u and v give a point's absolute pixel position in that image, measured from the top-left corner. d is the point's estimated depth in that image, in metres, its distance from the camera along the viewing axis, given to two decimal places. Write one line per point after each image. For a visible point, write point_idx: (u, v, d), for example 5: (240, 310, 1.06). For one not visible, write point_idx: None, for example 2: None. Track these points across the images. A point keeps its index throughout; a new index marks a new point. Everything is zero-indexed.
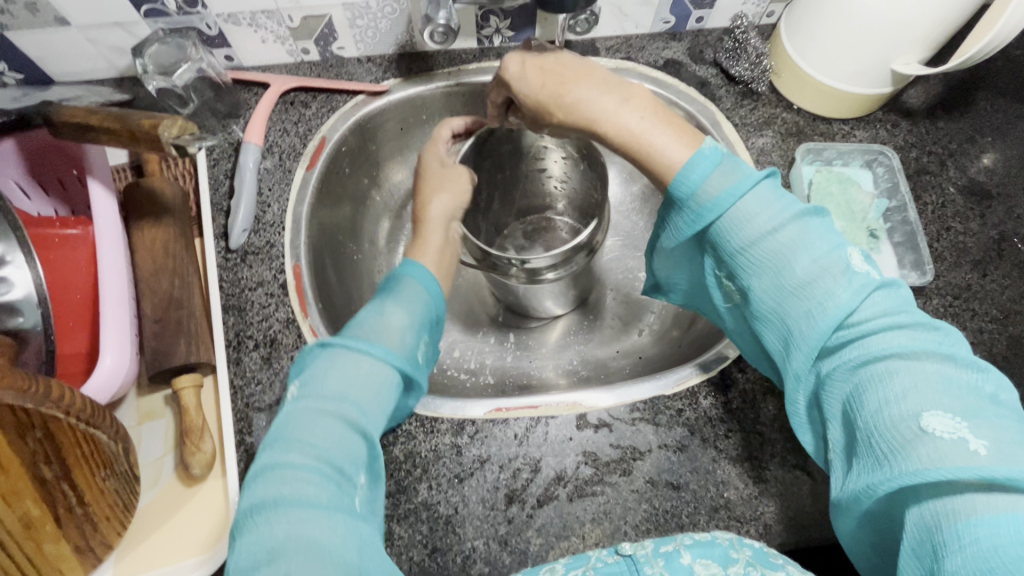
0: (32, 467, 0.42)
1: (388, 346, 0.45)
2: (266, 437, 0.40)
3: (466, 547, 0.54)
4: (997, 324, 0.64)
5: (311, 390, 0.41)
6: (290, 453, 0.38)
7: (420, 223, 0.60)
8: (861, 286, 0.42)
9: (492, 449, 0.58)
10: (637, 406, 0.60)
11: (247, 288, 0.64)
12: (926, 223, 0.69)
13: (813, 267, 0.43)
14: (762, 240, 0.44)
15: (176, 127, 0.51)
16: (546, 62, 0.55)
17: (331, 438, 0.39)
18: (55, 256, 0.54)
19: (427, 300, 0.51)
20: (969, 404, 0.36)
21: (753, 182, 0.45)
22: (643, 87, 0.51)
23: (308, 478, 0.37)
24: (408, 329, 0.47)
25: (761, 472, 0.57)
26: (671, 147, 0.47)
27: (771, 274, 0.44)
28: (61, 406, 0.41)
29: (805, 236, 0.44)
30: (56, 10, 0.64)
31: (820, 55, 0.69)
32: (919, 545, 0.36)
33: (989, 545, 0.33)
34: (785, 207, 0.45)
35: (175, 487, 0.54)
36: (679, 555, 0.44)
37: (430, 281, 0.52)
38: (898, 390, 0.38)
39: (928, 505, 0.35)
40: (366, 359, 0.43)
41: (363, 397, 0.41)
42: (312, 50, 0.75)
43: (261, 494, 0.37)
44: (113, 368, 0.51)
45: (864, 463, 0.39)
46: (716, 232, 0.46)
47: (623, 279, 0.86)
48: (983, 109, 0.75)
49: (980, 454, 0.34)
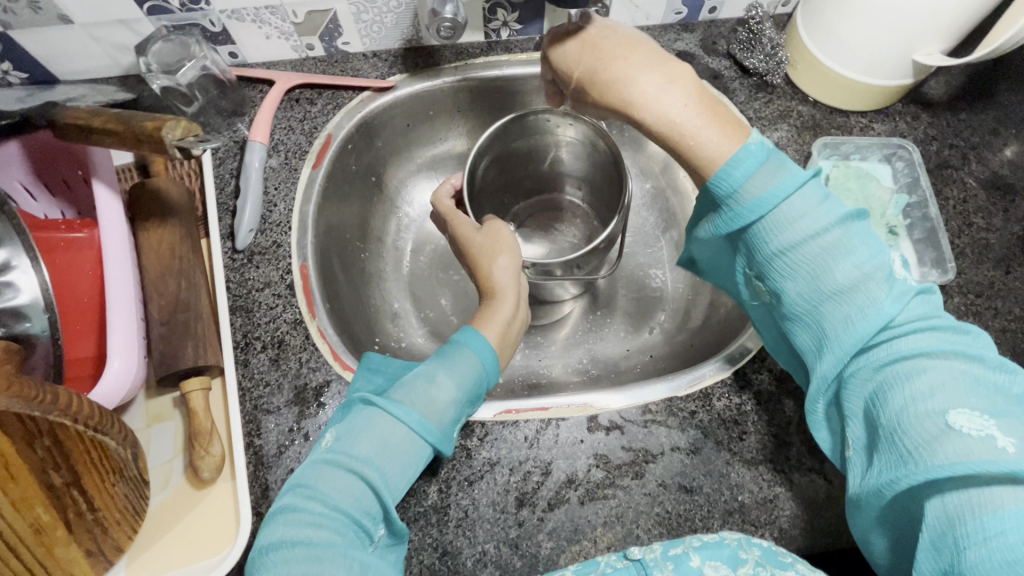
0: (41, 472, 0.41)
1: (425, 417, 0.44)
2: (294, 479, 0.43)
3: (476, 550, 0.54)
4: (1020, 323, 0.62)
5: (344, 445, 0.43)
6: (310, 501, 0.40)
7: (489, 295, 0.57)
8: (901, 293, 0.41)
9: (501, 451, 0.57)
10: (649, 408, 0.59)
11: (254, 289, 0.63)
12: (947, 219, 0.67)
13: (854, 273, 0.42)
14: (801, 243, 0.43)
15: (179, 129, 0.50)
16: (592, 37, 0.51)
17: (349, 493, 0.41)
18: (60, 258, 0.53)
19: (481, 371, 0.48)
20: (996, 403, 0.36)
21: (799, 184, 0.44)
22: (690, 69, 0.48)
23: (323, 527, 0.39)
24: (452, 405, 0.46)
25: (777, 475, 0.56)
26: (713, 142, 0.45)
27: (808, 279, 0.43)
28: (69, 414, 0.41)
29: (845, 239, 0.43)
30: (59, 9, 0.63)
31: (838, 47, 0.67)
32: (939, 538, 0.35)
33: (1015, 539, 0.32)
34: (830, 211, 0.43)
35: (184, 490, 0.54)
36: (688, 558, 0.44)
37: (488, 355, 0.49)
38: (925, 389, 0.37)
39: (951, 498, 0.35)
40: (400, 427, 0.43)
41: (389, 462, 0.42)
42: (317, 46, 0.74)
43: (278, 534, 0.39)
44: (120, 371, 0.51)
45: (886, 458, 0.38)
46: (754, 233, 0.45)
47: (633, 276, 0.84)
48: (1006, 100, 0.72)
49: (1008, 451, 0.34)
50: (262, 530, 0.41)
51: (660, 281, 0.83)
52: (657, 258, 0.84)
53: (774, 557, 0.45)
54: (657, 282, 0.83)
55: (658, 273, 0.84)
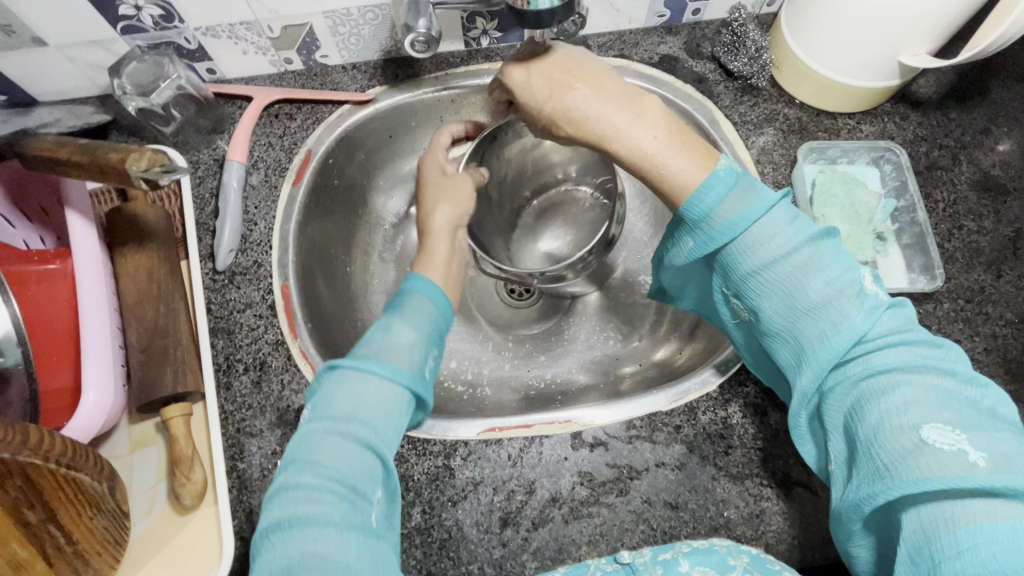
0: (14, 512, 0.41)
1: (395, 363, 0.44)
2: (283, 458, 0.41)
3: (461, 571, 0.53)
4: (1011, 329, 0.61)
5: (322, 411, 0.42)
6: (301, 475, 0.39)
7: (425, 233, 0.60)
8: (872, 307, 0.41)
9: (485, 471, 0.57)
10: (634, 423, 0.58)
11: (236, 311, 0.63)
12: (937, 223, 0.66)
13: (827, 289, 0.42)
14: (773, 264, 0.43)
15: (144, 160, 0.49)
16: (555, 69, 0.52)
17: (341, 457, 0.40)
18: (32, 292, 0.52)
19: (437, 314, 0.49)
20: (968, 417, 0.36)
21: (768, 206, 0.44)
22: (657, 101, 0.49)
23: (319, 498, 0.38)
24: (417, 346, 0.46)
25: (763, 489, 0.55)
26: (683, 170, 0.46)
27: (782, 297, 0.43)
28: (40, 454, 0.41)
29: (817, 258, 0.43)
30: (32, 32, 0.63)
31: (822, 48, 0.65)
32: (915, 552, 0.35)
33: (987, 553, 0.33)
34: (799, 231, 0.44)
35: (168, 516, 0.54)
36: (677, 563, 0.44)
37: (439, 297, 0.50)
38: (898, 404, 0.38)
39: (926, 512, 0.35)
40: (373, 379, 0.43)
41: (371, 418, 0.41)
42: (295, 60, 0.73)
43: (276, 514, 0.38)
44: (96, 404, 0.51)
45: (863, 474, 0.38)
46: (727, 255, 0.45)
47: (623, 283, 0.83)
48: (998, 97, 0.71)
49: (979, 465, 0.34)
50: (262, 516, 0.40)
51: (650, 288, 0.82)
52: (647, 264, 0.83)
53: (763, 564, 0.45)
54: (646, 290, 0.82)
55: (647, 279, 0.83)
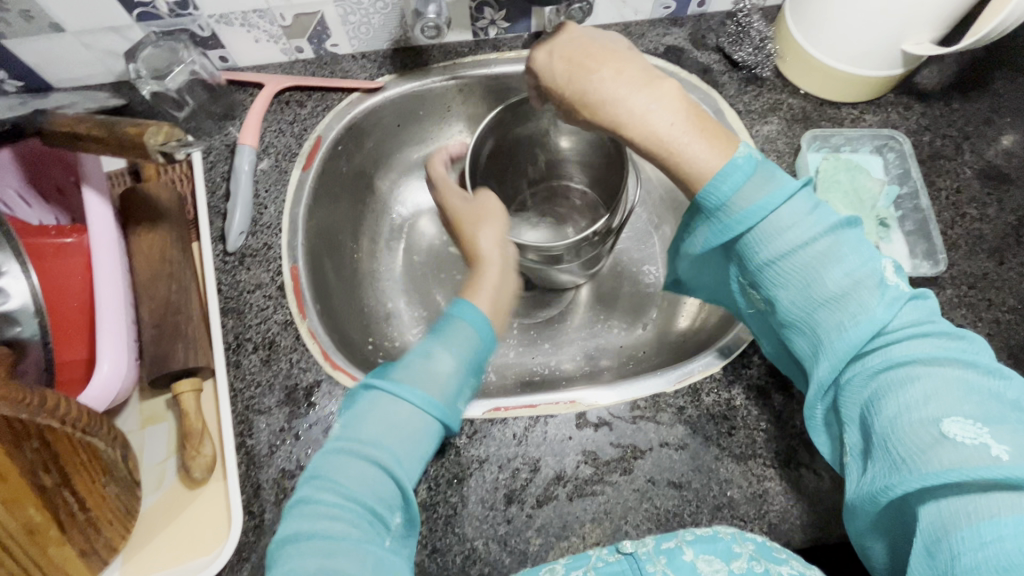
0: (31, 476, 0.42)
1: (428, 393, 0.44)
2: (308, 471, 0.43)
3: (466, 547, 0.54)
4: (1014, 314, 0.61)
5: (351, 430, 0.42)
6: (323, 492, 0.40)
7: (475, 264, 0.56)
8: (893, 300, 0.42)
9: (490, 449, 0.57)
10: (638, 404, 0.59)
11: (246, 291, 0.64)
12: (940, 210, 0.66)
13: (846, 280, 0.42)
14: (792, 253, 0.44)
15: (162, 133, 0.51)
16: (576, 54, 0.52)
17: (362, 481, 0.41)
18: (50, 265, 0.54)
19: (479, 343, 0.46)
20: (989, 410, 0.37)
21: (788, 195, 0.45)
22: (675, 84, 0.48)
23: (338, 519, 0.39)
24: (454, 376, 0.45)
25: (766, 470, 0.56)
26: (702, 156, 0.46)
27: (799, 287, 0.44)
28: (57, 416, 0.42)
29: (838, 248, 0.44)
30: (51, 17, 0.64)
31: (826, 37, 0.66)
32: (933, 543, 0.36)
33: (1011, 544, 0.33)
34: (820, 220, 0.44)
35: (178, 490, 0.55)
36: (681, 552, 0.44)
37: (483, 325, 0.47)
38: (919, 397, 0.38)
39: (945, 504, 0.36)
40: (404, 405, 0.43)
41: (399, 443, 0.42)
42: (306, 49, 0.74)
43: (294, 527, 0.40)
44: (110, 374, 0.51)
45: (879, 466, 0.39)
46: (745, 243, 0.46)
47: (627, 272, 0.84)
48: (1000, 89, 0.71)
49: (1002, 459, 0.35)
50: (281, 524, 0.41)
51: (653, 278, 0.83)
52: (652, 254, 0.84)
53: (768, 553, 0.45)
54: (650, 279, 0.83)
55: (651, 269, 0.83)
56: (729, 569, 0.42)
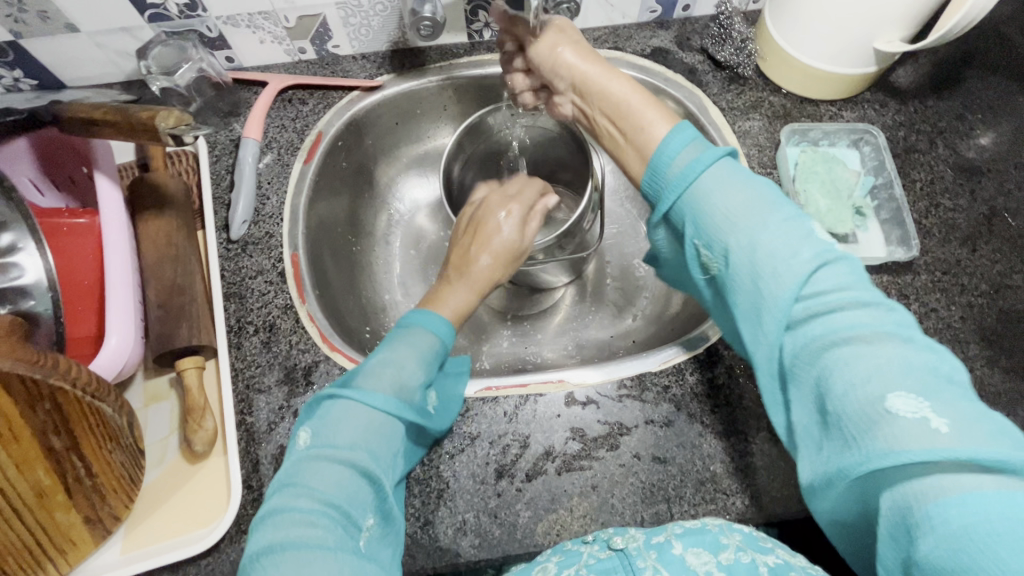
0: (42, 437, 0.45)
1: (397, 397, 0.47)
2: (278, 483, 0.43)
3: (457, 519, 0.56)
4: (986, 298, 0.64)
5: (324, 438, 0.44)
6: (299, 499, 0.41)
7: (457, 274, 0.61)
8: (821, 260, 0.40)
9: (482, 426, 0.59)
10: (624, 383, 0.61)
11: (247, 277, 0.66)
12: (914, 201, 0.69)
13: (776, 241, 0.41)
14: (724, 215, 0.43)
15: (173, 118, 0.54)
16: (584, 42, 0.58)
17: (336, 486, 0.42)
18: (64, 242, 0.57)
19: (438, 343, 0.53)
20: (929, 383, 0.35)
21: (714, 157, 0.44)
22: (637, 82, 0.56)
23: (314, 526, 0.40)
24: (418, 379, 0.49)
25: (748, 446, 0.58)
26: (645, 107, 0.50)
27: (734, 249, 0.42)
28: (68, 379, 0.44)
29: (769, 213, 0.42)
30: (66, 18, 0.68)
31: (802, 37, 0.70)
32: (893, 528, 0.34)
33: (960, 524, 0.31)
34: (746, 184, 0.43)
35: (179, 464, 0.57)
36: (671, 546, 0.42)
37: (443, 329, 0.54)
38: (862, 373, 0.36)
39: (897, 487, 0.34)
40: (375, 410, 0.45)
41: (372, 445, 0.44)
42: (309, 50, 0.78)
43: (268, 539, 0.40)
44: (116, 349, 0.54)
45: (833, 445, 0.37)
46: (679, 207, 0.45)
47: (617, 265, 0.87)
48: (972, 87, 0.75)
49: (943, 432, 0.33)
50: (249, 540, 0.41)
51: (643, 270, 0.85)
52: (642, 248, 0.87)
53: (754, 543, 0.44)
54: (640, 271, 0.85)
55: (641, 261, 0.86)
56: (717, 562, 0.40)
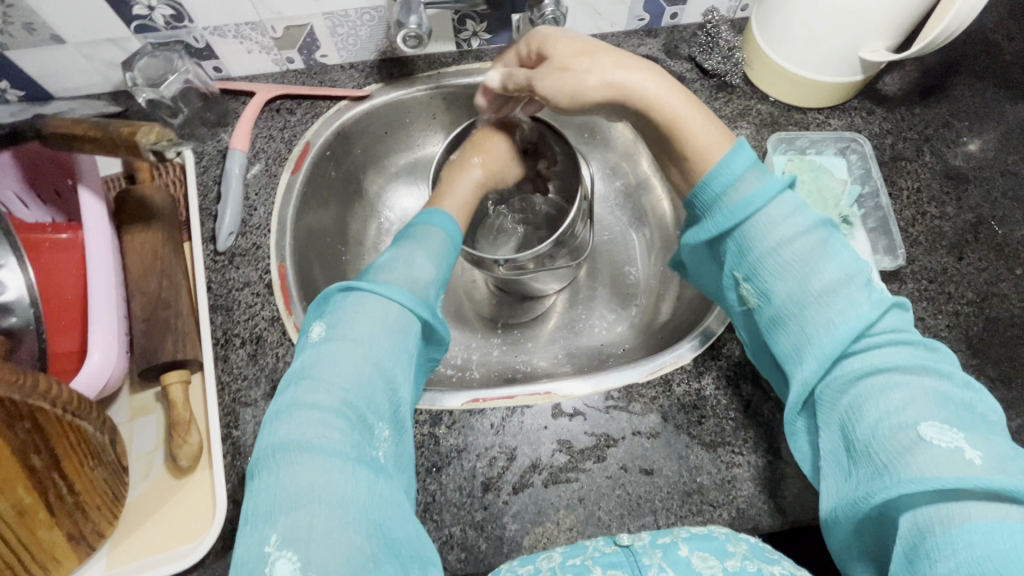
0: (22, 455, 0.45)
1: (413, 293, 0.49)
2: (294, 380, 0.43)
3: (443, 533, 0.56)
4: (973, 307, 0.64)
5: (342, 329, 0.45)
6: (317, 392, 0.41)
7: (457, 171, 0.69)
8: (878, 301, 0.43)
9: (469, 438, 0.59)
10: (611, 394, 0.61)
11: (234, 289, 0.66)
12: (901, 209, 0.69)
13: (834, 278, 0.44)
14: (785, 246, 0.46)
15: (153, 134, 0.55)
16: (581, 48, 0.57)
17: (355, 377, 0.43)
18: (45, 257, 0.56)
19: (448, 246, 0.56)
20: (962, 418, 0.37)
21: (779, 190, 0.48)
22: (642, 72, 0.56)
23: (331, 425, 0.40)
24: (432, 282, 0.52)
25: (735, 457, 0.58)
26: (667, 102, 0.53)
27: (794, 280, 0.45)
28: (48, 399, 0.44)
29: (825, 250, 0.45)
30: (52, 29, 0.67)
31: (787, 46, 0.70)
32: (911, 549, 0.35)
33: (982, 551, 0.33)
34: (807, 221, 0.47)
35: (165, 479, 0.57)
36: (677, 546, 0.44)
37: (452, 230, 0.57)
38: (898, 403, 0.39)
39: (921, 510, 0.35)
40: (394, 303, 0.47)
41: (390, 339, 0.46)
42: (297, 59, 0.78)
43: (282, 433, 0.40)
44: (99, 365, 0.54)
45: (862, 471, 0.39)
46: (743, 235, 0.48)
47: (607, 273, 0.87)
48: (958, 94, 0.75)
49: (975, 464, 0.35)
50: (261, 438, 0.41)
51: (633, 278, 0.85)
52: (632, 255, 0.87)
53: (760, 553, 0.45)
54: (631, 278, 0.85)
55: (631, 269, 0.86)
56: (723, 567, 0.42)
